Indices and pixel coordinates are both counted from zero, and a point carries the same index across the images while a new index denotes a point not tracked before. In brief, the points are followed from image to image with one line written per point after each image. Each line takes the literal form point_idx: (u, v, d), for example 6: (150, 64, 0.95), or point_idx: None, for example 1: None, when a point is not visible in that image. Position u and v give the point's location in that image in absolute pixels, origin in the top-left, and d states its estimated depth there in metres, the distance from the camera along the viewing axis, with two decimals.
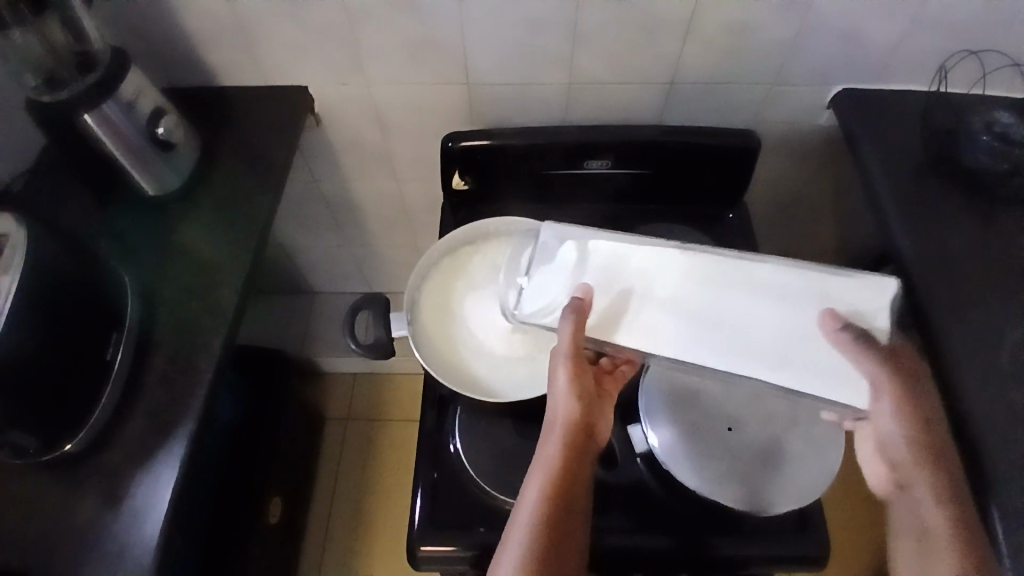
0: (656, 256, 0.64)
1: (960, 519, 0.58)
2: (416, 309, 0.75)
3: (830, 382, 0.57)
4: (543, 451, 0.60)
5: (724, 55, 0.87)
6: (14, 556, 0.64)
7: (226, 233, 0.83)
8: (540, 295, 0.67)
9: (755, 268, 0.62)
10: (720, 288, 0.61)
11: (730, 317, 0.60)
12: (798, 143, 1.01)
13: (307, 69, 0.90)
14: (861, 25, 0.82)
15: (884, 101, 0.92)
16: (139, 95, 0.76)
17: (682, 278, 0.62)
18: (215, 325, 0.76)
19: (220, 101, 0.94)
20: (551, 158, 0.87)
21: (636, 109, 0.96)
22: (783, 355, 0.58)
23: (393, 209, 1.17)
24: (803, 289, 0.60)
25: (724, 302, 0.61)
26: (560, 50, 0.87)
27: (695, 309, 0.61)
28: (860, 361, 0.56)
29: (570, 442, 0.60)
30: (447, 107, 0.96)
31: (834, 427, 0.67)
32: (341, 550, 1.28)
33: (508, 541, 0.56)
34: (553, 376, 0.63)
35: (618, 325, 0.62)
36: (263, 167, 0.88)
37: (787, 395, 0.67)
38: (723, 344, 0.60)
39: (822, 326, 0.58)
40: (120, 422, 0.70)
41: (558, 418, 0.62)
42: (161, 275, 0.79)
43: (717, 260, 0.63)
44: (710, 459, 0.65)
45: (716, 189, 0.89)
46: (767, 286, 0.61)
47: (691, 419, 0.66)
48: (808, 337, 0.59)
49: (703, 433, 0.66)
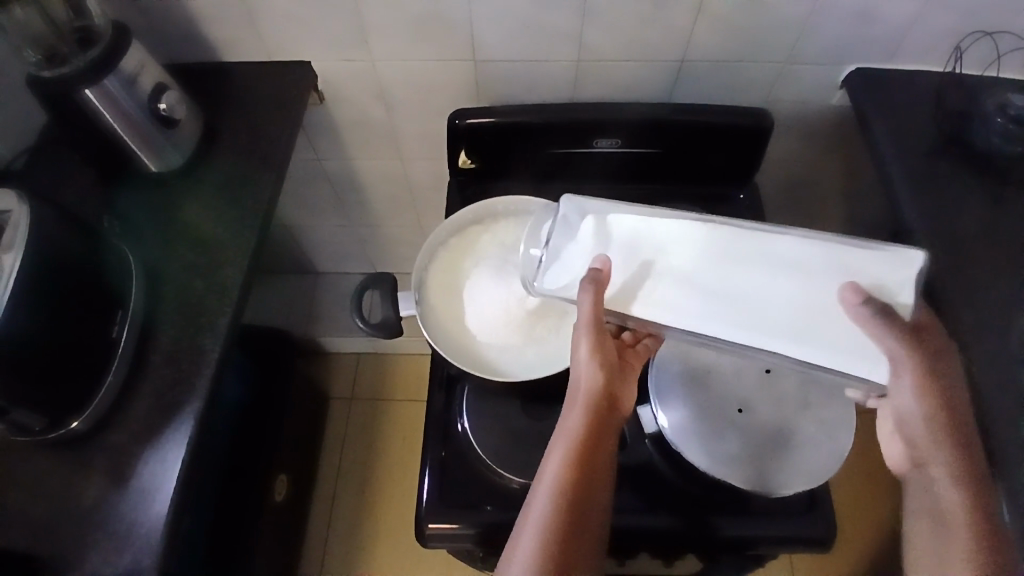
0: (675, 228, 0.62)
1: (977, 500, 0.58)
2: (423, 290, 0.74)
3: (852, 354, 0.56)
4: (566, 422, 0.60)
5: (736, 33, 0.85)
6: (24, 533, 0.64)
7: (230, 212, 0.82)
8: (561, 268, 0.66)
9: (773, 240, 0.59)
10: (740, 262, 0.60)
11: (744, 292, 0.59)
12: (809, 123, 1.00)
13: (311, 45, 0.89)
14: (876, 2, 0.81)
15: (897, 81, 0.90)
16: (140, 70, 0.75)
17: (698, 250, 0.61)
18: (220, 304, 0.75)
19: (222, 77, 0.92)
20: (559, 137, 0.86)
21: (644, 87, 0.95)
22: (803, 330, 0.57)
23: (397, 188, 1.16)
24: (825, 261, 0.57)
25: (740, 277, 0.59)
26: (568, 26, 0.85)
27: (711, 282, 0.60)
28: (880, 337, 0.55)
29: (593, 414, 0.60)
30: (453, 84, 0.94)
31: (844, 409, 0.67)
32: (347, 528, 1.29)
33: (529, 508, 0.57)
34: (576, 346, 0.63)
35: (634, 296, 0.62)
36: (266, 144, 0.87)
37: (799, 377, 0.67)
38: (739, 317, 0.59)
39: (842, 300, 0.56)
40: (127, 401, 0.70)
41: (581, 389, 0.61)
42: (165, 254, 0.79)
43: (739, 233, 0.61)
44: (721, 439, 0.65)
45: (726, 169, 0.88)
46: (785, 258, 0.58)
47: (701, 400, 0.66)
48: (826, 311, 0.57)
49: (714, 413, 0.66)
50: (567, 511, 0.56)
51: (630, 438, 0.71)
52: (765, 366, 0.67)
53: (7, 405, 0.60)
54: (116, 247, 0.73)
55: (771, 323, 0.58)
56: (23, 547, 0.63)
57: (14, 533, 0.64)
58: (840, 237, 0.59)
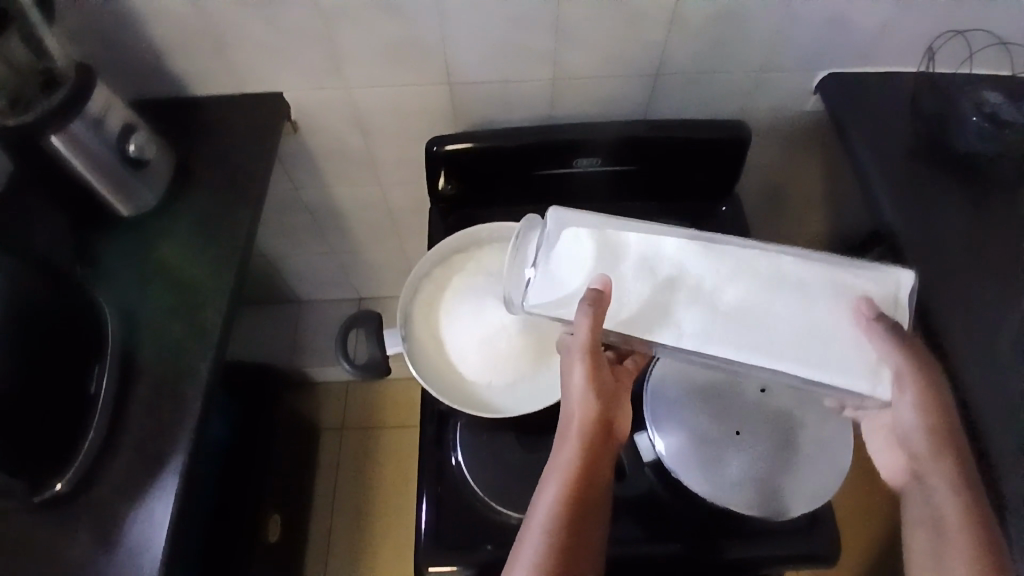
0: (702, 251, 0.63)
1: (975, 513, 0.58)
2: (409, 324, 0.73)
3: (855, 372, 0.56)
4: (562, 453, 0.59)
5: (712, 45, 0.85)
6: None
7: (207, 250, 0.80)
8: (557, 284, 0.64)
9: (785, 262, 0.61)
10: (736, 286, 0.61)
11: (760, 311, 0.59)
12: (786, 130, 1.00)
13: (284, 75, 0.87)
14: (849, 8, 0.81)
15: (871, 84, 0.91)
16: (107, 110, 0.73)
17: (723, 274, 0.61)
18: (202, 348, 0.73)
19: (193, 112, 0.90)
20: (540, 158, 0.85)
21: (621, 103, 0.94)
22: (810, 348, 0.57)
23: (378, 213, 1.15)
24: (827, 281, 0.60)
25: (756, 297, 0.60)
26: (544, 47, 0.84)
27: (733, 304, 0.60)
28: (885, 348, 0.56)
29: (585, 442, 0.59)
30: (430, 109, 0.93)
31: (839, 425, 0.67)
32: (344, 560, 1.27)
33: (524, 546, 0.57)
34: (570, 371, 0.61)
35: (661, 323, 0.60)
36: (242, 178, 0.85)
37: (794, 396, 0.67)
38: (756, 335, 0.58)
39: (856, 311, 0.58)
40: (110, 454, 0.68)
41: (577, 416, 0.60)
42: (141, 299, 0.77)
43: (724, 255, 0.62)
44: (722, 465, 0.64)
45: (708, 183, 0.88)
46: (796, 280, 0.60)
47: (698, 423, 0.65)
48: (834, 327, 0.58)
49: (712, 436, 0.65)
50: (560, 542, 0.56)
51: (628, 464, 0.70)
52: (760, 386, 0.66)
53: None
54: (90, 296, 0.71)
55: (785, 347, 0.58)
56: None
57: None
58: (828, 257, 0.62)
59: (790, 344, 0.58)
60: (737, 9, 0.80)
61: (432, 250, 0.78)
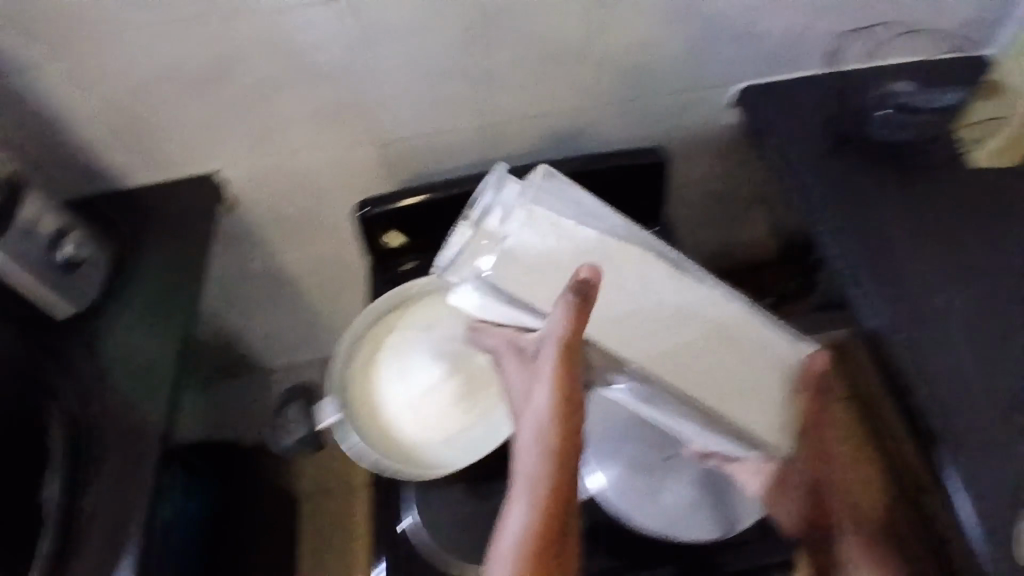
0: (679, 276, 0.65)
1: (879, 554, 0.69)
2: (345, 394, 0.72)
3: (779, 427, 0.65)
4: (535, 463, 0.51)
5: (625, 71, 0.87)
6: None
7: (150, 339, 0.80)
8: (530, 256, 0.62)
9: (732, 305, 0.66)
10: (664, 311, 0.64)
11: (698, 344, 0.65)
12: (713, 144, 1.02)
13: (213, 154, 0.88)
14: (748, 20, 0.84)
15: (786, 90, 0.93)
16: (38, 216, 0.74)
17: (687, 304, 0.65)
18: (151, 440, 0.73)
19: (127, 201, 0.91)
20: (475, 205, 0.87)
21: (550, 139, 0.96)
22: (750, 390, 0.65)
23: (330, 274, 1.15)
24: (757, 337, 0.66)
25: (694, 330, 0.65)
26: (463, 94, 0.86)
27: (685, 337, 0.64)
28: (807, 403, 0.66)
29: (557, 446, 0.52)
30: (363, 168, 0.94)
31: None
32: None
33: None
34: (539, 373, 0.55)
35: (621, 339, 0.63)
36: (180, 262, 0.86)
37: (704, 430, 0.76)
38: (704, 365, 0.65)
39: (811, 364, 0.67)
40: (66, 562, 0.67)
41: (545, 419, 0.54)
42: (87, 397, 0.76)
43: (682, 283, 0.65)
44: (655, 497, 0.77)
45: (640, 208, 0.89)
46: (732, 321, 0.66)
47: (628, 453, 0.78)
48: (765, 379, 0.66)
49: (642, 464, 0.78)
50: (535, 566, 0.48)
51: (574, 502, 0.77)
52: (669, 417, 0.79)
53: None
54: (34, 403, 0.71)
55: (704, 384, 0.64)
56: None
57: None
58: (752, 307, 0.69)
59: (715, 385, 0.64)
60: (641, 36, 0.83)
61: (365, 308, 0.76)
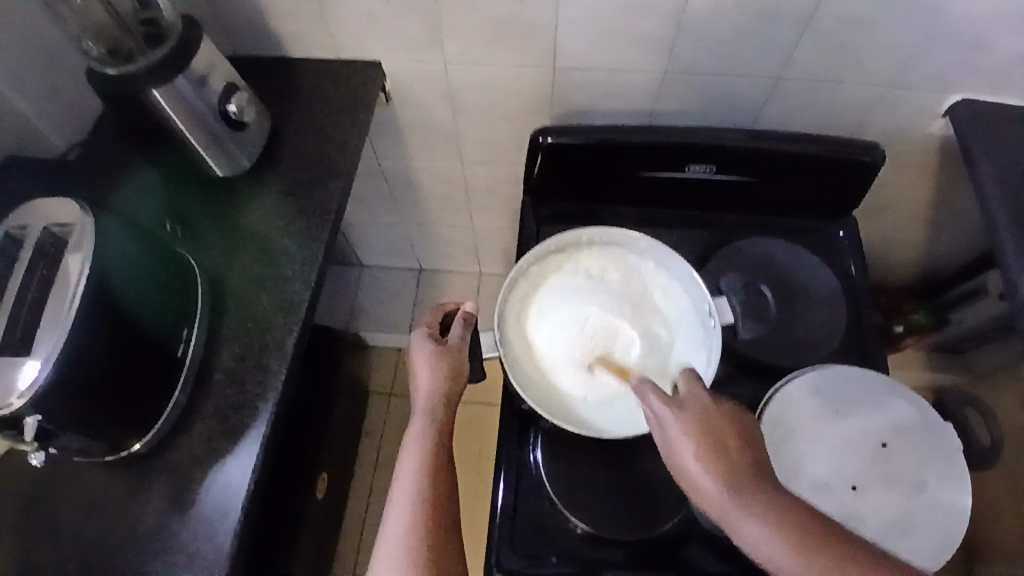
0: None
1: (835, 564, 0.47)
2: (505, 330, 0.68)
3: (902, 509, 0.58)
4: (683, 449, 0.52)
5: (840, 65, 0.79)
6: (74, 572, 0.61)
7: (298, 220, 0.75)
8: None
9: None
10: None
11: None
12: (896, 152, 0.91)
13: (377, 43, 0.80)
14: (990, 33, 0.72)
15: (1008, 118, 0.81)
16: (211, 69, 0.68)
17: None
18: (286, 319, 0.70)
19: (284, 75, 0.84)
20: (647, 159, 0.77)
21: (731, 109, 0.87)
22: None
23: (451, 190, 1.09)
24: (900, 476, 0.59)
25: None
26: (657, 36, 0.77)
27: None
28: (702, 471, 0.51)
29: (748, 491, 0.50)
30: (527, 93, 0.87)
31: (961, 479, 0.60)
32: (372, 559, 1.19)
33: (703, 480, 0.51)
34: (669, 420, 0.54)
35: None
36: (330, 147, 0.79)
37: (916, 454, 0.60)
38: None
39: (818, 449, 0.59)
40: (187, 425, 0.66)
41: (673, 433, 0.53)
42: (231, 262, 0.73)
43: None
44: (887, 461, 0.60)
45: (825, 201, 0.79)
46: None
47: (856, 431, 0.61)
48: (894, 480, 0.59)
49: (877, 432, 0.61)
50: (435, 492, 0.57)
51: (647, 478, 0.68)
52: (878, 440, 0.60)
53: (56, 429, 0.55)
54: (157, 269, 0.64)
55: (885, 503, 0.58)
56: None
57: (56, 562, 0.61)
58: None
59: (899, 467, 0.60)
60: (860, 39, 0.75)
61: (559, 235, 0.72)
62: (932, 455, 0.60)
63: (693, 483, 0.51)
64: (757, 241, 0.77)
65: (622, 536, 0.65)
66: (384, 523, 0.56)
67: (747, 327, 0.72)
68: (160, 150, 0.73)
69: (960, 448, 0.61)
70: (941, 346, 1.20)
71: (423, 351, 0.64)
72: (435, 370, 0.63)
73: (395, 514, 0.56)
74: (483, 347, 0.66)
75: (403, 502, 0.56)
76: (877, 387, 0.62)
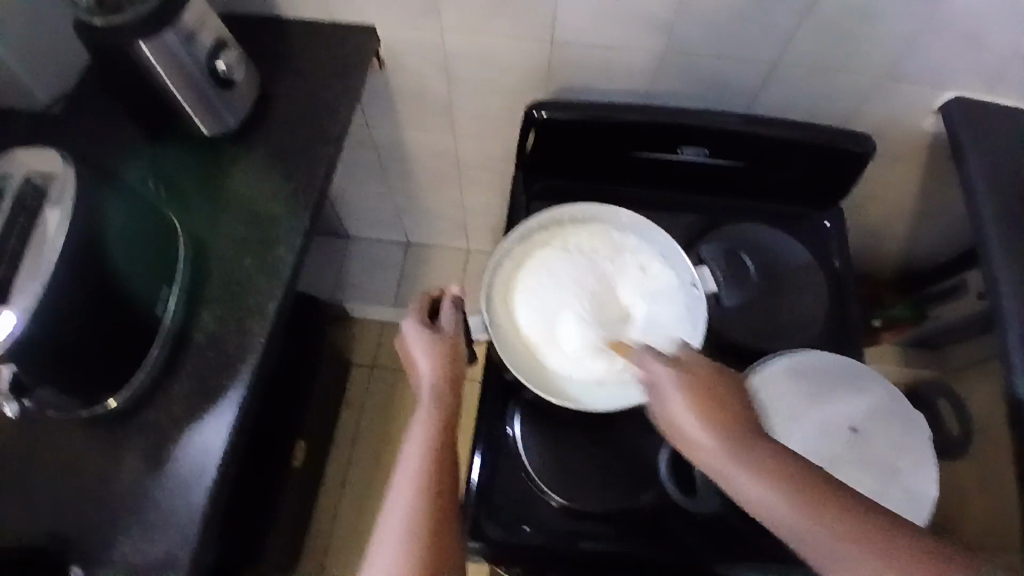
0: None
1: (836, 533, 0.47)
2: (492, 305, 0.68)
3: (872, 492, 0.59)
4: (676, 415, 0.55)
5: (838, 55, 0.78)
6: (48, 527, 0.61)
7: (285, 184, 0.74)
8: None
9: None
10: None
11: None
12: (888, 145, 0.92)
13: (373, 7, 0.79)
14: (990, 28, 0.72)
15: (1000, 117, 0.81)
16: (200, 24, 0.66)
17: None
18: (270, 283, 0.70)
19: (276, 34, 0.82)
20: (641, 139, 0.77)
21: (727, 93, 0.87)
22: None
23: (442, 163, 1.08)
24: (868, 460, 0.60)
25: None
26: (658, 15, 0.76)
27: None
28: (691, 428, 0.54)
29: (754, 458, 0.52)
30: (523, 67, 0.85)
31: (929, 467, 0.61)
32: (348, 529, 1.20)
33: (702, 450, 0.53)
34: (662, 389, 0.56)
35: None
36: (321, 112, 0.78)
37: (887, 440, 0.61)
38: None
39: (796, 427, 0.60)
40: (165, 385, 0.65)
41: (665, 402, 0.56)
42: (216, 224, 0.72)
43: None
44: (860, 444, 0.61)
45: (813, 190, 0.80)
46: None
47: (833, 412, 0.62)
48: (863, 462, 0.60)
49: (852, 414, 0.62)
50: (439, 468, 0.56)
51: (625, 456, 0.68)
52: (850, 423, 0.62)
53: (31, 380, 0.55)
54: (139, 225, 0.63)
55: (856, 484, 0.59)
56: (42, 535, 0.60)
57: (30, 518, 0.61)
58: None
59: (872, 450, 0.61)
60: (861, 30, 0.75)
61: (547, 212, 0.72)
62: (903, 441, 0.61)
63: (699, 456, 0.54)
64: (745, 225, 0.77)
65: (595, 510, 0.66)
66: (383, 515, 0.54)
67: (729, 293, 0.72)
68: (146, 105, 0.72)
69: (928, 437, 0.62)
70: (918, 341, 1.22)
71: (415, 338, 0.64)
72: (432, 354, 0.63)
73: (401, 487, 0.54)
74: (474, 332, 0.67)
75: (408, 477, 0.55)
76: (852, 373, 0.64)
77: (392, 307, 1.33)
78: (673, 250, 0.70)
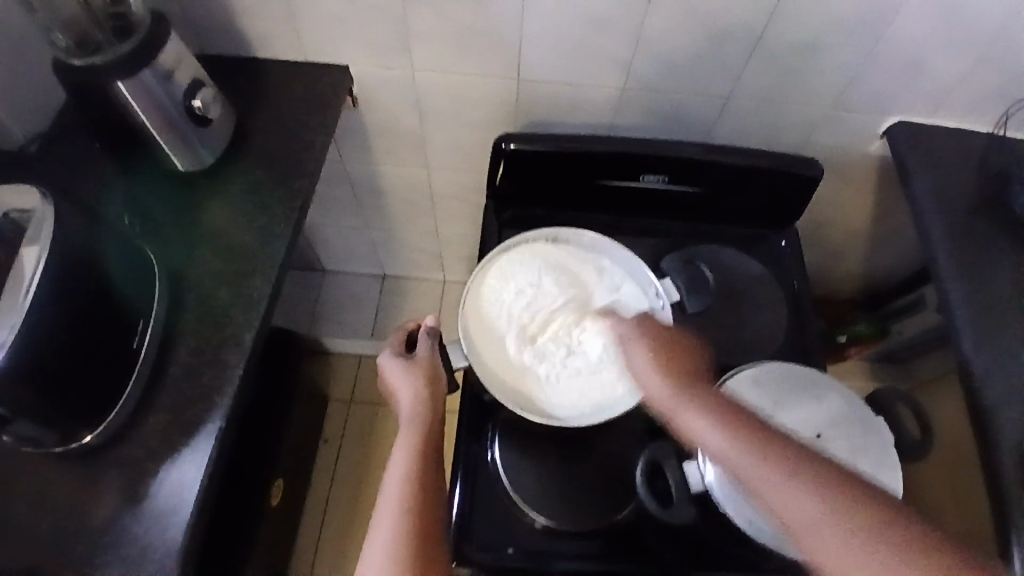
0: None
1: (816, 491, 0.50)
2: (468, 331, 0.69)
3: None
4: (649, 385, 0.60)
5: (786, 86, 0.84)
6: (20, 566, 0.59)
7: (261, 217, 0.76)
8: None
9: None
10: None
11: None
12: (840, 169, 0.97)
13: (345, 46, 0.82)
14: (924, 58, 0.78)
15: (940, 139, 0.87)
16: (178, 64, 0.68)
17: None
18: (246, 314, 0.71)
19: (252, 74, 0.85)
20: (604, 168, 0.80)
21: (685, 124, 0.92)
22: None
23: (416, 195, 1.11)
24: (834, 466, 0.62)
25: None
26: (617, 52, 0.80)
27: None
28: (679, 410, 0.58)
29: (757, 432, 0.55)
30: (492, 102, 0.89)
31: (891, 467, 0.63)
32: (330, 566, 1.18)
33: (688, 418, 0.57)
34: (634, 357, 0.63)
35: None
36: (297, 147, 0.80)
37: (849, 444, 0.64)
38: None
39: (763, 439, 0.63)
40: (141, 418, 0.65)
41: (653, 387, 0.60)
42: (191, 257, 0.73)
43: None
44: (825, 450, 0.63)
45: (769, 211, 0.83)
46: None
47: (798, 420, 0.64)
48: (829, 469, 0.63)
49: (816, 422, 0.65)
50: (420, 491, 0.56)
51: (602, 473, 0.69)
52: (815, 431, 0.64)
53: (8, 413, 0.55)
54: (116, 260, 0.64)
55: None
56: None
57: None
58: None
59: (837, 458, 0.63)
60: (806, 63, 0.80)
61: (514, 239, 0.75)
62: (865, 446, 0.64)
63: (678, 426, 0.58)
64: (706, 247, 0.80)
65: (574, 530, 0.67)
66: (367, 549, 0.54)
67: (694, 300, 0.73)
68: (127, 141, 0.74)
69: (887, 436, 0.65)
70: (883, 357, 1.26)
71: (392, 369, 0.65)
72: (410, 383, 0.64)
73: (382, 522, 0.54)
74: (454, 360, 0.67)
75: (391, 508, 0.55)
76: (814, 381, 0.67)
77: (370, 339, 1.34)
78: (638, 273, 0.73)
